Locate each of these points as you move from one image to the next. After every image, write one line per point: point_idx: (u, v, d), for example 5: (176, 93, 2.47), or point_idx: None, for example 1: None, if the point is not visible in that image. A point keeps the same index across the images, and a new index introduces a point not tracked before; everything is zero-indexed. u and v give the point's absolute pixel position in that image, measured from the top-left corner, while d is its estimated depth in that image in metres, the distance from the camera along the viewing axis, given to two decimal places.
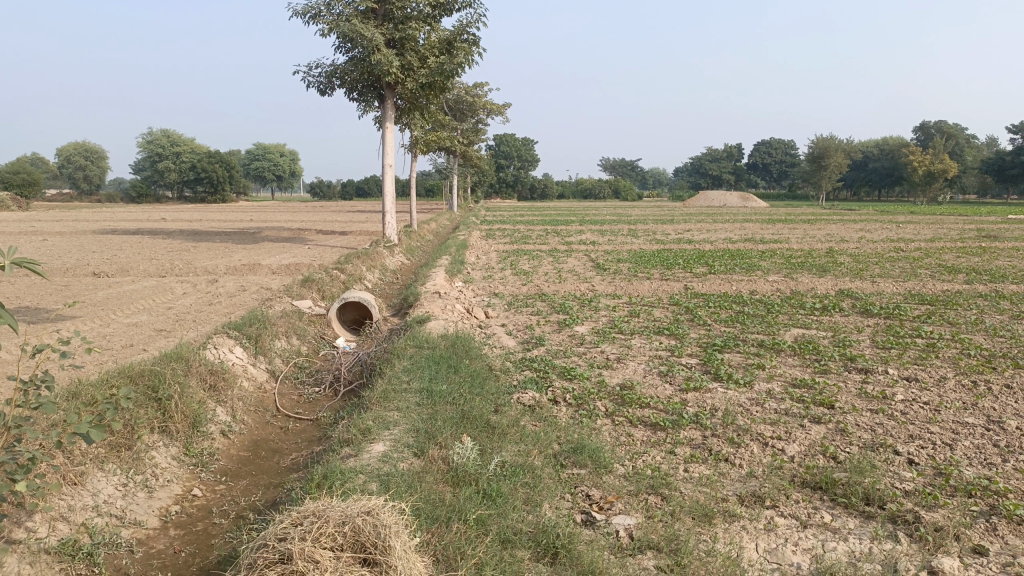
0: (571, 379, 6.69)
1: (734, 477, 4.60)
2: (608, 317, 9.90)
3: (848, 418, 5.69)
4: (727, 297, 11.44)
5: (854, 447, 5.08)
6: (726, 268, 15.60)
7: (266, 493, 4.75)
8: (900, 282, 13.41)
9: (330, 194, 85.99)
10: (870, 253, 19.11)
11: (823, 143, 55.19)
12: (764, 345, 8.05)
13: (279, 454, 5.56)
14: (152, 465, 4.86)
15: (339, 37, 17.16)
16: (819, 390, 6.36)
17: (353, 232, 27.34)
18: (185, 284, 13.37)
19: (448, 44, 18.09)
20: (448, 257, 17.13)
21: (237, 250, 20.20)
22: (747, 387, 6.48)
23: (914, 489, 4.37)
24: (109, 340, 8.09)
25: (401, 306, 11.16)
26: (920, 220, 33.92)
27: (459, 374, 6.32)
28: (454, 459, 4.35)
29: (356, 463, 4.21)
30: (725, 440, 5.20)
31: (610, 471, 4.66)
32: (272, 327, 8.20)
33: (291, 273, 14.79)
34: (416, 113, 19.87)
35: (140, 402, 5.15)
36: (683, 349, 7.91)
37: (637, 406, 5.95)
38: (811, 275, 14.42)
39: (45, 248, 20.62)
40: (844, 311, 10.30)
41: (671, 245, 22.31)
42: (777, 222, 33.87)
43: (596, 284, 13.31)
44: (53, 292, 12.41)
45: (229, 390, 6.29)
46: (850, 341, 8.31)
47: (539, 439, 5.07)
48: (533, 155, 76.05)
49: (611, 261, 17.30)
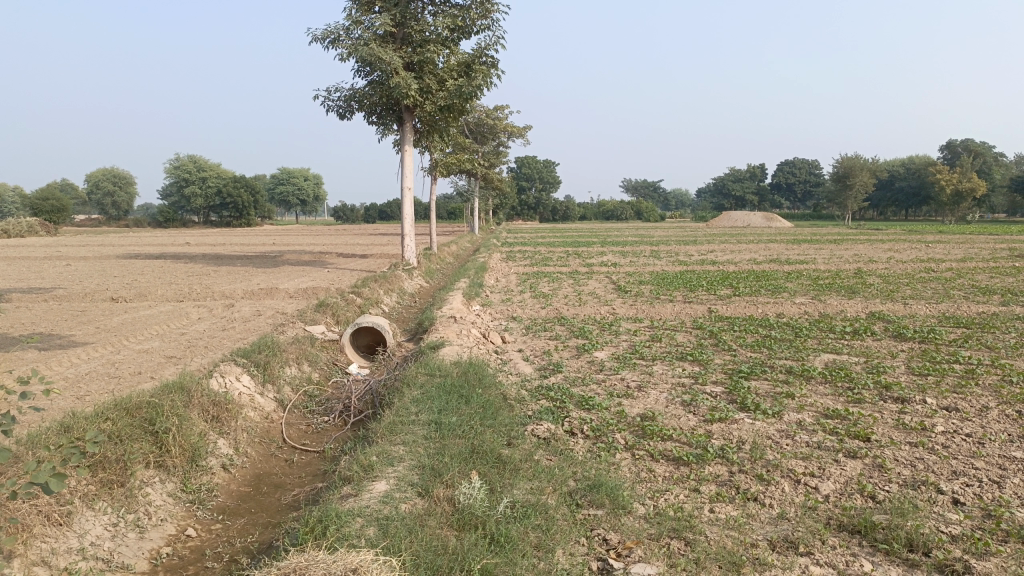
0: (588, 409, 6.37)
1: (763, 520, 4.26)
2: (629, 342, 9.57)
3: (885, 452, 5.31)
4: (753, 321, 11.07)
5: (893, 485, 4.71)
6: (752, 290, 15.20)
7: (263, 535, 4.49)
8: (933, 304, 12.95)
9: (353, 218, 86.39)
10: (900, 274, 18.58)
11: (846, 164, 54.61)
12: (792, 372, 7.68)
13: (281, 490, 5.30)
14: (145, 503, 4.62)
15: (357, 61, 17.11)
16: (853, 421, 5.99)
17: (373, 255, 27.20)
18: (201, 309, 13.25)
19: (467, 67, 18.00)
20: (467, 279, 16.91)
21: (257, 274, 20.13)
22: (776, 418, 6.11)
23: (962, 533, 3.99)
24: (118, 368, 7.93)
25: (417, 331, 10.91)
26: (950, 240, 33.23)
27: (470, 405, 6.02)
28: (460, 500, 4.07)
29: (354, 505, 3.93)
30: (753, 477, 4.85)
31: (629, 512, 4.33)
32: (282, 354, 7.98)
33: (308, 297, 14.63)
34: (435, 136, 19.74)
35: (136, 435, 4.92)
36: (706, 376, 7.56)
37: (658, 439, 5.62)
38: (840, 297, 13.99)
39: (67, 272, 20.76)
40: (876, 335, 9.88)
41: (695, 266, 21.90)
42: (803, 243, 33.32)
43: (617, 307, 12.99)
44: (68, 317, 12.33)
45: (233, 421, 6.05)
46: (884, 367, 7.91)
47: (554, 475, 4.76)
48: (554, 178, 75.98)
49: (633, 283, 16.98)
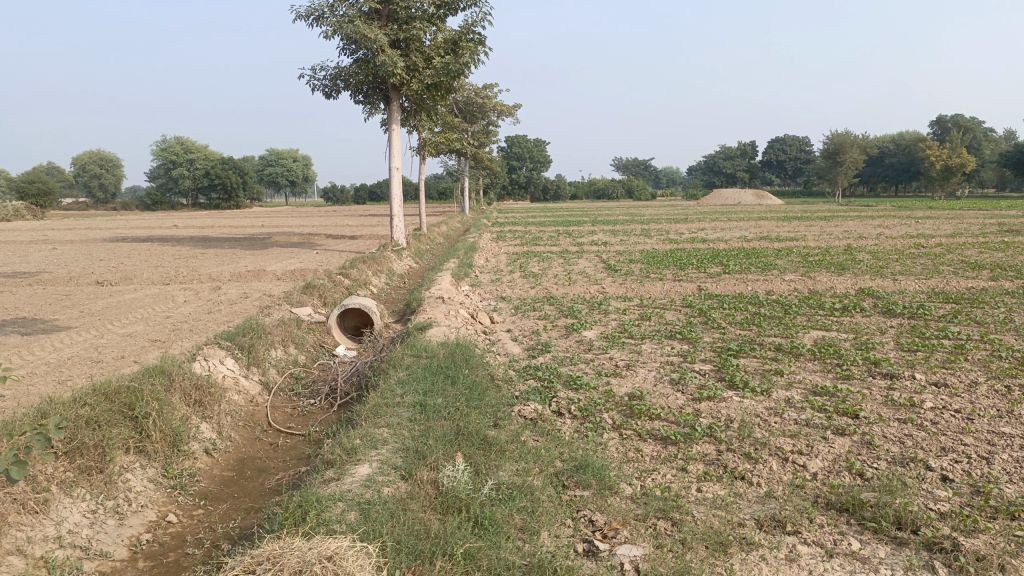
0: (576, 389, 6.32)
1: (751, 499, 4.21)
2: (618, 321, 9.51)
3: (874, 429, 5.28)
4: (743, 298, 11.02)
5: (882, 462, 4.67)
6: (742, 268, 15.16)
7: (245, 520, 4.42)
8: (922, 280, 12.93)
9: (343, 199, 85.89)
10: (890, 250, 18.56)
11: (837, 141, 54.49)
12: (782, 349, 7.64)
13: (265, 474, 5.23)
14: (125, 489, 4.55)
15: (343, 39, 16.87)
16: (842, 398, 5.95)
17: (362, 236, 26.99)
18: (187, 292, 13.12)
19: (453, 44, 17.79)
20: (457, 260, 16.80)
21: (244, 256, 19.94)
22: (764, 396, 6.07)
23: (950, 510, 3.96)
24: (101, 352, 7.81)
25: (404, 312, 10.82)
26: (939, 215, 33.30)
27: (456, 386, 5.95)
28: (444, 483, 4.00)
29: (336, 489, 3.87)
30: (741, 456, 4.81)
31: (616, 492, 4.28)
32: (267, 336, 7.88)
33: (295, 279, 14.51)
34: (423, 115, 19.53)
35: (115, 420, 4.84)
36: (696, 354, 7.51)
37: (646, 418, 5.56)
38: (830, 274, 13.96)
39: (53, 257, 20.51)
40: (865, 311, 9.85)
41: (686, 244, 21.85)
42: (793, 220, 33.33)
43: (607, 286, 12.93)
44: (52, 301, 12.18)
45: (216, 405, 5.96)
46: (873, 343, 7.88)
47: (541, 457, 4.70)
48: (545, 156, 75.61)
49: (623, 262, 16.94)
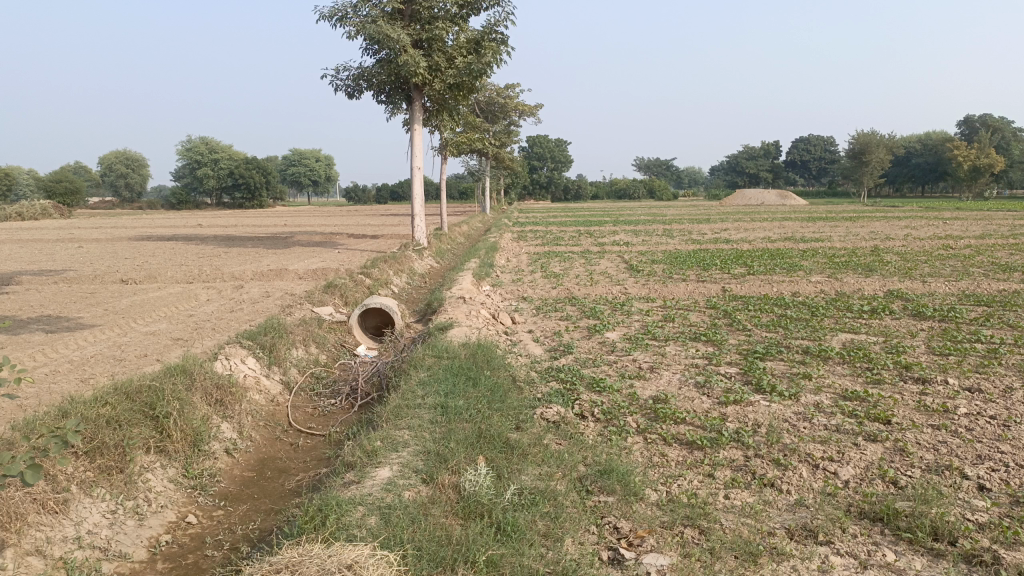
0: (599, 391, 6.22)
1: (780, 507, 4.10)
2: (641, 323, 9.39)
3: (907, 435, 5.13)
4: (768, 300, 10.85)
5: (916, 470, 4.54)
6: (767, 269, 14.96)
7: (265, 522, 4.38)
8: (952, 282, 12.67)
9: (365, 198, 86.28)
10: (918, 251, 18.24)
11: (862, 141, 53.80)
12: (810, 352, 7.49)
13: (285, 475, 5.19)
14: (145, 489, 4.52)
15: (365, 39, 16.87)
16: (873, 403, 5.80)
17: (384, 236, 27.07)
18: (210, 290, 13.17)
19: (476, 44, 17.69)
20: (478, 260, 16.74)
21: (267, 255, 20.03)
22: (792, 400, 5.94)
23: (990, 521, 3.81)
24: (124, 350, 7.83)
25: (426, 312, 10.77)
26: (967, 216, 32.72)
27: (478, 388, 5.87)
28: (466, 487, 3.92)
29: (356, 493, 3.80)
30: (770, 462, 4.70)
31: (641, 499, 4.18)
32: (289, 336, 7.85)
33: (317, 278, 14.52)
34: (445, 115, 19.49)
35: (135, 419, 4.82)
36: (721, 356, 7.38)
37: (671, 422, 5.46)
38: (857, 275, 13.72)
39: (78, 255, 20.72)
40: (895, 314, 9.65)
41: (709, 245, 21.63)
42: (817, 220, 32.98)
43: (629, 286, 12.80)
44: (78, 299, 12.28)
45: (237, 405, 5.94)
46: (903, 347, 7.69)
47: (564, 461, 4.62)
48: (566, 156, 75.46)
49: (645, 262, 16.80)
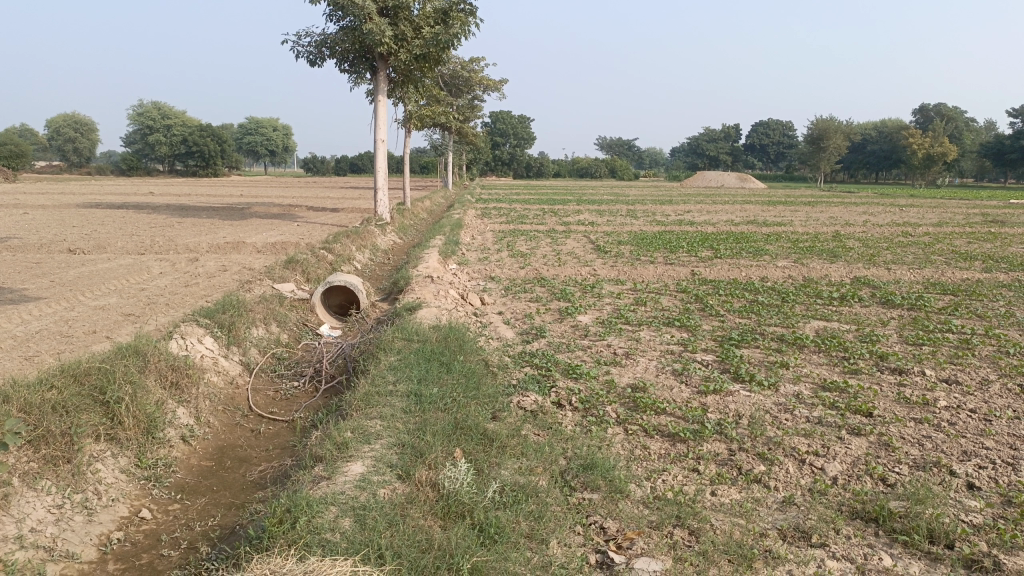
0: (576, 378, 6.02)
1: (770, 505, 3.95)
2: (613, 306, 9.22)
3: (890, 429, 5.03)
4: (738, 285, 10.77)
5: (904, 467, 4.42)
6: (733, 253, 14.92)
7: (226, 518, 4.09)
8: (916, 270, 12.74)
9: (323, 170, 84.87)
10: (879, 238, 18.43)
11: (821, 127, 54.46)
12: (785, 340, 7.37)
13: (246, 465, 4.88)
14: (95, 482, 4.20)
15: (330, 4, 16.30)
16: (853, 395, 5.70)
17: (344, 210, 26.45)
18: (163, 263, 12.62)
19: (443, 15, 17.29)
20: (442, 236, 16.39)
21: (223, 227, 19.40)
22: (772, 391, 5.81)
23: (985, 524, 3.71)
24: (72, 326, 7.40)
25: (391, 290, 10.44)
26: (921, 203, 33.32)
27: (452, 374, 5.62)
28: (445, 485, 3.68)
29: (327, 491, 3.53)
30: (756, 456, 4.54)
31: (627, 496, 3.99)
32: (248, 314, 7.49)
33: (276, 252, 14.04)
34: (410, 86, 18.99)
35: (84, 405, 4.48)
36: (697, 343, 7.24)
37: (651, 412, 5.28)
38: (823, 261, 13.75)
39: (23, 222, 19.83)
40: (864, 301, 9.63)
41: (672, 226, 21.60)
42: (777, 204, 33.26)
43: (598, 268, 12.64)
44: (21, 269, 11.66)
45: (194, 388, 5.60)
46: (877, 336, 7.63)
47: (544, 454, 4.40)
48: (529, 133, 75.03)
49: (612, 243, 16.67)
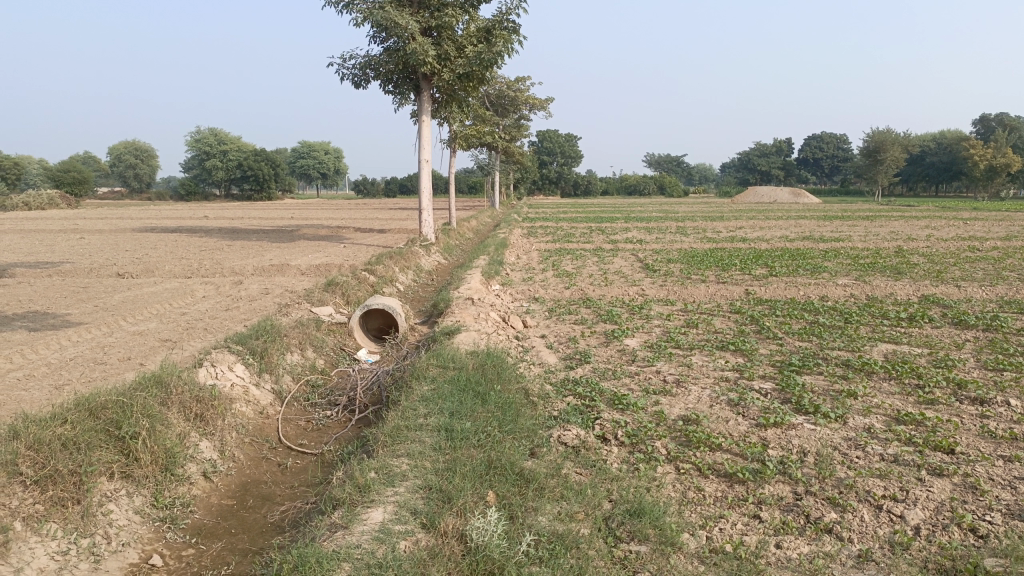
0: (622, 409, 5.58)
1: (845, 562, 3.47)
2: (662, 328, 8.76)
3: (977, 470, 4.47)
4: (797, 304, 10.19)
5: (996, 514, 3.88)
6: (790, 270, 14.27)
7: (239, 567, 3.79)
8: (989, 287, 11.94)
9: (374, 191, 85.72)
10: (945, 253, 17.52)
11: (877, 139, 52.80)
12: (851, 366, 6.81)
13: (268, 504, 4.59)
14: (105, 524, 3.93)
15: (374, 25, 16.25)
16: (930, 428, 5.15)
17: (391, 230, 26.37)
18: (207, 286, 12.57)
19: (487, 33, 17.06)
20: (487, 257, 16.08)
21: (270, 249, 19.46)
22: (839, 424, 5.29)
23: None
24: (106, 353, 7.27)
25: (432, 312, 10.14)
26: (986, 216, 32.03)
27: (488, 406, 5.24)
28: (474, 537, 3.31)
29: (342, 544, 3.20)
30: (825, 501, 4.05)
31: (679, 549, 3.55)
32: (283, 339, 7.24)
33: (319, 275, 13.92)
34: (455, 106, 18.80)
35: (97, 441, 4.23)
36: (753, 369, 6.72)
37: (705, 449, 4.81)
38: (886, 278, 13.02)
39: (79, 246, 20.17)
40: (934, 322, 8.97)
41: (724, 243, 20.97)
42: (834, 219, 32.13)
43: (646, 287, 12.15)
44: (69, 294, 11.73)
45: (219, 420, 5.33)
46: (952, 360, 7.01)
47: (587, 497, 3.98)
48: (577, 152, 74.77)
49: (661, 261, 16.16)
